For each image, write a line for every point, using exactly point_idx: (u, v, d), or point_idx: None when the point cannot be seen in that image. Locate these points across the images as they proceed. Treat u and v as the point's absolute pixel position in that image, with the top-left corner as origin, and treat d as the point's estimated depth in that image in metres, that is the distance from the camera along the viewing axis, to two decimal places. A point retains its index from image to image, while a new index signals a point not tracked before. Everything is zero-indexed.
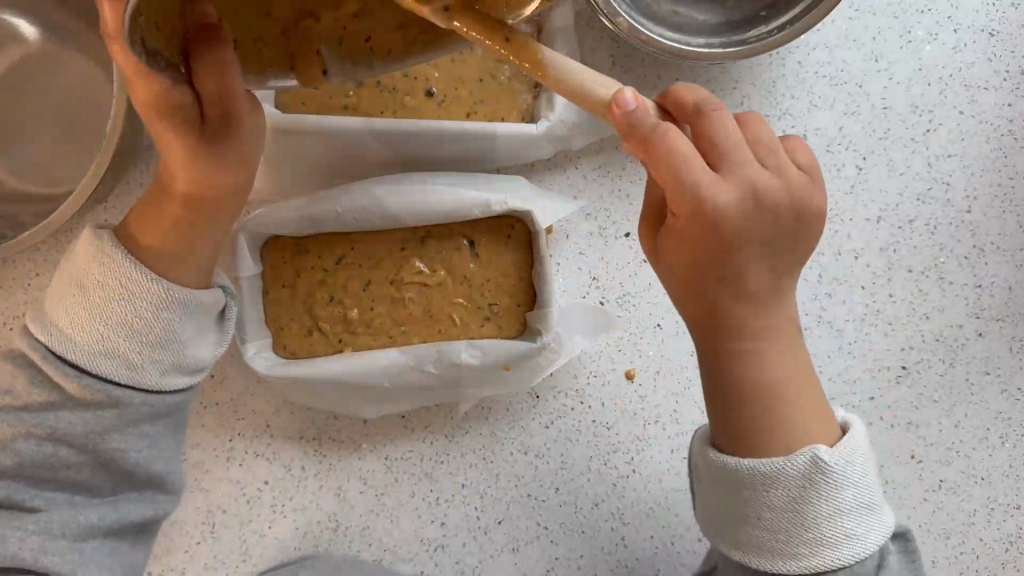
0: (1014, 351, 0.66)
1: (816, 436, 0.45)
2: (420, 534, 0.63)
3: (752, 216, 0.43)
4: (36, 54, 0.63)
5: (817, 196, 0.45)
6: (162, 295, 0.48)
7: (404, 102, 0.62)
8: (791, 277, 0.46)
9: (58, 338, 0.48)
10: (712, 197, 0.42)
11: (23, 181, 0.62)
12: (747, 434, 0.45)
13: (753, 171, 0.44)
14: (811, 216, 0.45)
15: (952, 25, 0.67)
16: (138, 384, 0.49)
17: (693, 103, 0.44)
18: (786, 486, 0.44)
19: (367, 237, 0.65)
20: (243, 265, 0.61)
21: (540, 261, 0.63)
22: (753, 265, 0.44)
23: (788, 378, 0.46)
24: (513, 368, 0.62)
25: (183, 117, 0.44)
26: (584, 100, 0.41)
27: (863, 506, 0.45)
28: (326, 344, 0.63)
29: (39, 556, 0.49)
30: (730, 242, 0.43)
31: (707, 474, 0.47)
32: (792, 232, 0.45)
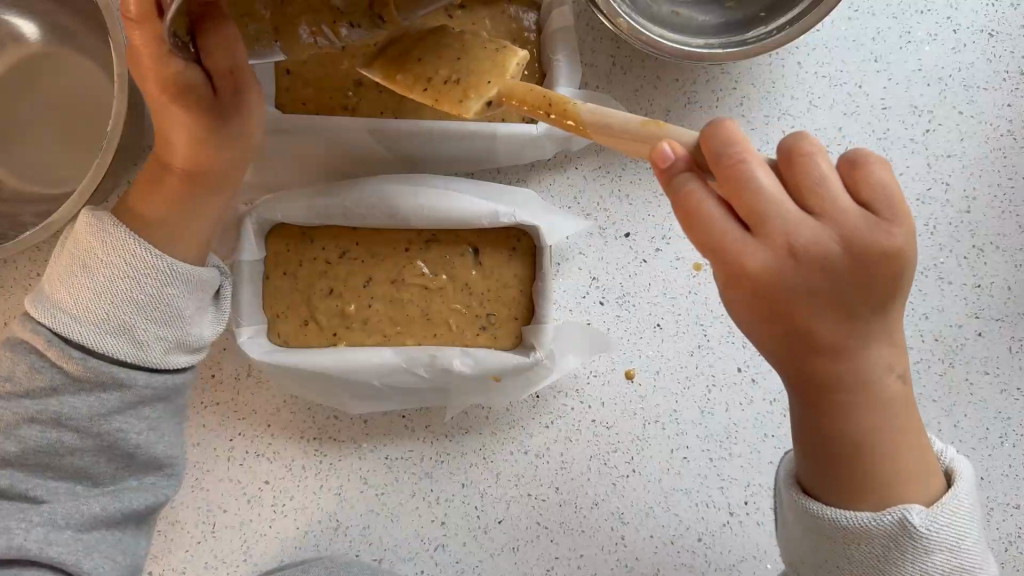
0: (1014, 351, 0.66)
1: (911, 491, 0.44)
2: (420, 534, 0.63)
3: (798, 275, 0.39)
4: (38, 55, 0.63)
5: (885, 231, 0.39)
6: (166, 270, 0.48)
7: (405, 102, 0.62)
8: (870, 321, 0.41)
9: (61, 318, 0.48)
10: (744, 262, 0.39)
11: (24, 182, 0.62)
12: (813, 485, 0.45)
13: (796, 225, 0.39)
14: (875, 258, 0.39)
15: (952, 25, 0.66)
16: (143, 362, 0.49)
17: (715, 153, 0.39)
18: (876, 541, 0.45)
19: (371, 236, 0.65)
20: (245, 249, 0.61)
21: (541, 275, 0.63)
22: (816, 324, 0.40)
23: (859, 435, 0.43)
24: (501, 379, 0.62)
25: (194, 97, 0.47)
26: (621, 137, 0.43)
27: (956, 567, 0.45)
28: (319, 336, 0.63)
29: (45, 547, 0.49)
30: (778, 306, 0.40)
31: (793, 512, 0.47)
32: (857, 278, 0.39)
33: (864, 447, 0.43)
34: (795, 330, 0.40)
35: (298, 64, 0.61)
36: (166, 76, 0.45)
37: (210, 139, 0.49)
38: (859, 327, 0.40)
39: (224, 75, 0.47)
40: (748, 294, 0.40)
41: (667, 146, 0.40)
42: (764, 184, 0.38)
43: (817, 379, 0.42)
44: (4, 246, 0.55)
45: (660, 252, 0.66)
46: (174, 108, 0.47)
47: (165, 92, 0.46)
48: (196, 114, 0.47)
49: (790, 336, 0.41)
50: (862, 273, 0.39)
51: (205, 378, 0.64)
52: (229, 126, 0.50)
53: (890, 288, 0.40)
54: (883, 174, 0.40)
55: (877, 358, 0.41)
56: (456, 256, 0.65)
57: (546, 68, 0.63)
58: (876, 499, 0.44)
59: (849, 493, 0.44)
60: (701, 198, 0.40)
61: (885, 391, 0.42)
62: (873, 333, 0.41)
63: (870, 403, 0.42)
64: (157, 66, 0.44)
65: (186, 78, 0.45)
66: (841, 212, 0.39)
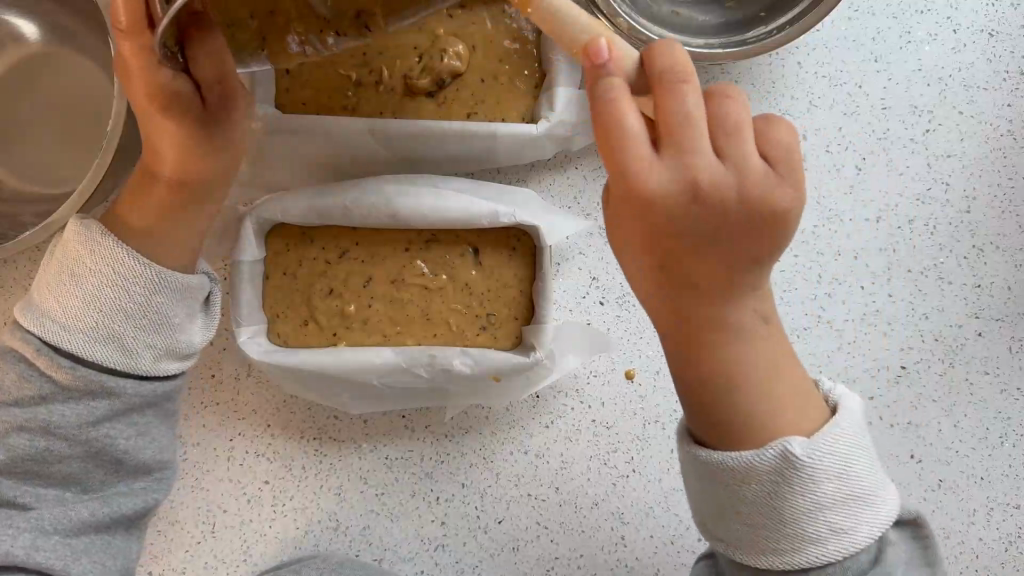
0: (1014, 351, 0.66)
1: (789, 427, 0.45)
2: (420, 534, 0.63)
3: (692, 208, 0.41)
4: (38, 55, 0.63)
5: (779, 194, 0.42)
6: (154, 278, 0.48)
7: (405, 103, 0.62)
8: (749, 273, 0.44)
9: (49, 327, 0.48)
10: (648, 182, 0.40)
11: (24, 182, 0.62)
12: (701, 425, 0.46)
13: (705, 158, 0.40)
14: (765, 214, 0.42)
15: (952, 25, 0.66)
16: (132, 370, 0.49)
17: (659, 71, 0.40)
18: (762, 479, 0.45)
19: (370, 235, 0.65)
20: (246, 249, 0.61)
21: (541, 275, 0.63)
22: (696, 258, 0.43)
23: (741, 364, 0.45)
24: (502, 379, 0.62)
25: (183, 105, 0.47)
26: (561, 33, 0.40)
27: (848, 497, 0.45)
28: (319, 336, 0.63)
29: (32, 552, 0.49)
30: (668, 230, 0.42)
31: (686, 464, 0.48)
32: (744, 227, 0.42)
33: (743, 381, 0.45)
34: (681, 260, 0.43)
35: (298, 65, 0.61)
36: (155, 86, 0.45)
37: (199, 146, 0.49)
38: (740, 270, 0.43)
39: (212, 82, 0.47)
40: (645, 213, 0.41)
41: (604, 43, 0.39)
42: (692, 112, 0.39)
43: (696, 307, 0.44)
44: (4, 247, 0.56)
45: None
46: (164, 117, 0.46)
47: (153, 102, 0.45)
48: (184, 122, 0.47)
49: (672, 261, 0.43)
50: (749, 225, 0.42)
51: (202, 380, 0.64)
52: (217, 133, 0.50)
53: (774, 243, 0.43)
54: (790, 142, 0.43)
55: (752, 302, 0.45)
56: (455, 256, 0.65)
57: (546, 68, 0.63)
58: (759, 438, 0.45)
59: (724, 431, 0.46)
60: (628, 108, 0.39)
61: (760, 339, 0.45)
62: (751, 278, 0.44)
63: (746, 341, 0.45)
64: (148, 76, 0.44)
65: (176, 87, 0.45)
66: (746, 157, 0.41)
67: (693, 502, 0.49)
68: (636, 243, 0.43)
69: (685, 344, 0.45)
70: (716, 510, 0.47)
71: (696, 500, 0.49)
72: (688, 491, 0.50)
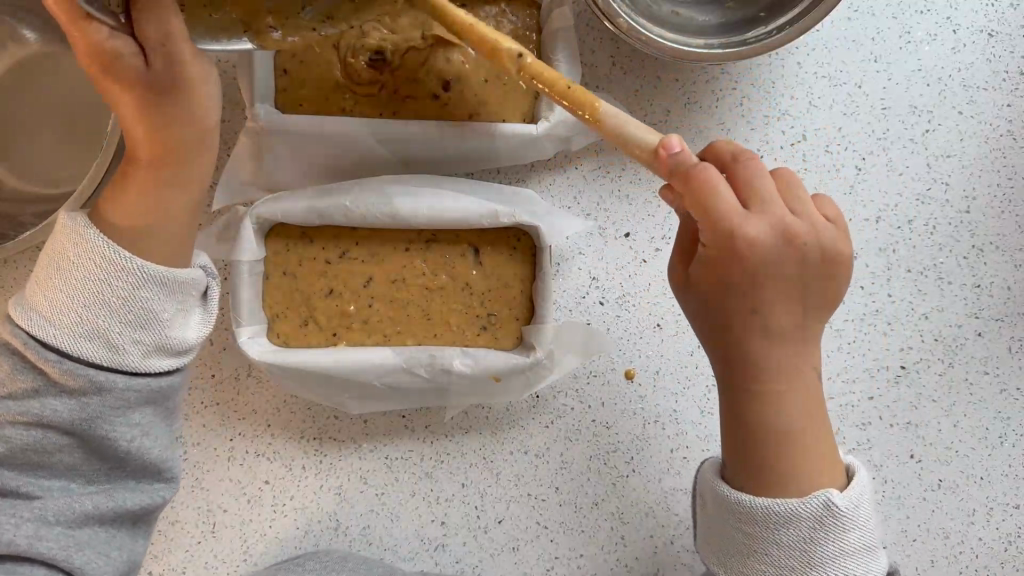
0: (1014, 351, 0.66)
1: (822, 480, 0.49)
2: (420, 534, 0.63)
3: (782, 254, 0.47)
4: (37, 53, 0.63)
5: (845, 245, 0.49)
6: (137, 272, 0.47)
7: (405, 103, 0.62)
8: (815, 327, 0.49)
9: (37, 321, 0.48)
10: (743, 231, 0.46)
11: (23, 182, 0.62)
12: (750, 475, 0.50)
13: (786, 216, 0.47)
14: (836, 264, 0.48)
15: (951, 25, 0.66)
16: (121, 366, 0.49)
17: (731, 154, 0.49)
18: (798, 524, 0.49)
19: (373, 235, 0.64)
20: (243, 249, 0.61)
21: (541, 275, 0.63)
22: (780, 307, 0.48)
23: (805, 413, 0.49)
24: (502, 378, 0.62)
25: (128, 69, 0.44)
26: (630, 145, 0.45)
27: (865, 547, 0.49)
28: (320, 336, 0.63)
29: (34, 542, 0.49)
30: (754, 279, 0.47)
31: (719, 506, 0.51)
32: (819, 277, 0.48)
33: (803, 420, 0.49)
34: (768, 311, 0.48)
35: (297, 65, 0.61)
36: (95, 47, 0.43)
37: (157, 115, 0.47)
38: (808, 314, 0.49)
39: (156, 41, 0.44)
40: (738, 260, 0.47)
41: (674, 139, 0.45)
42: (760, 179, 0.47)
43: (775, 356, 0.48)
44: (3, 246, 0.56)
45: (659, 253, 0.66)
46: (111, 84, 0.45)
47: (96, 64, 0.43)
48: (136, 87, 0.45)
49: (759, 306, 0.48)
50: (821, 275, 0.48)
51: (203, 378, 0.64)
52: (175, 103, 0.47)
53: (838, 291, 0.49)
54: (839, 210, 0.50)
55: (816, 353, 0.50)
56: (455, 256, 0.65)
57: None
58: (799, 487, 0.49)
59: (781, 469, 0.49)
60: (716, 176, 0.46)
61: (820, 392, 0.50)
62: (817, 330, 0.49)
63: (811, 381, 0.50)
64: (80, 30, 0.42)
65: (114, 47, 0.43)
66: (816, 219, 0.48)
67: (712, 540, 0.53)
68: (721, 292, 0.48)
69: (762, 384, 0.49)
70: (742, 549, 0.51)
71: (718, 538, 0.52)
72: (707, 532, 0.53)
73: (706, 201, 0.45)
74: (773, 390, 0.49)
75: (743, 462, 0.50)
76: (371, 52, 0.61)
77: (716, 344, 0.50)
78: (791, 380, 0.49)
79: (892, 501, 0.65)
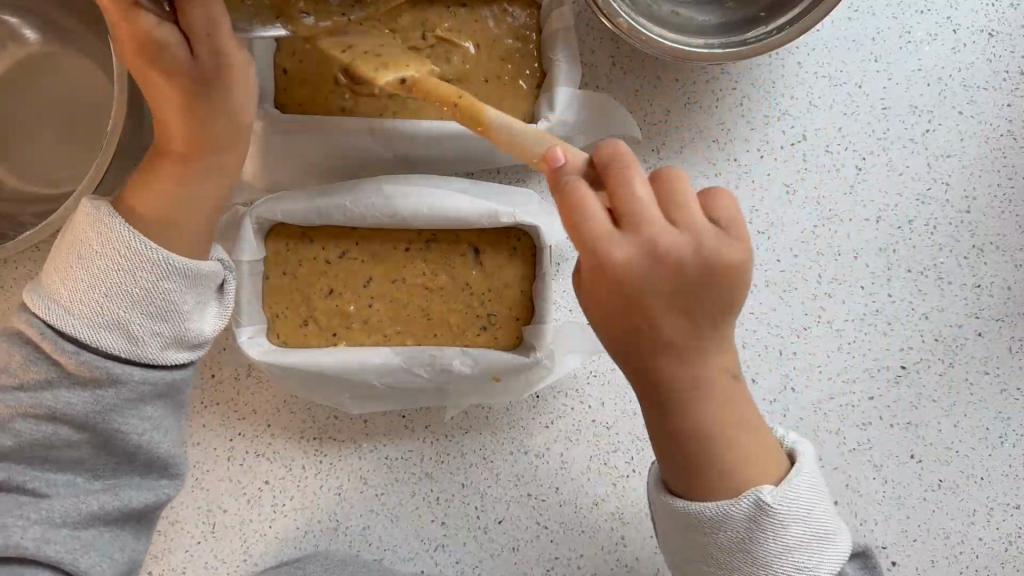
0: (1014, 351, 0.66)
1: (754, 478, 0.51)
2: (420, 534, 0.63)
3: (656, 271, 0.46)
4: (37, 53, 0.63)
5: (732, 250, 0.47)
6: (160, 263, 0.47)
7: (405, 104, 0.62)
8: (712, 334, 0.48)
9: (55, 311, 0.48)
10: (614, 254, 0.46)
11: (23, 182, 0.62)
12: (677, 482, 0.52)
13: (661, 231, 0.46)
14: (721, 273, 0.47)
15: (951, 25, 0.66)
16: (139, 358, 0.49)
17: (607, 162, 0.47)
18: (736, 525, 0.51)
19: (372, 235, 0.64)
20: (244, 248, 0.61)
21: (541, 275, 0.63)
22: (666, 323, 0.47)
23: (714, 421, 0.49)
24: (501, 378, 0.62)
25: (172, 60, 0.45)
26: (523, 151, 0.49)
27: (811, 536, 0.51)
28: (320, 336, 0.63)
29: (42, 545, 0.49)
30: (635, 297, 0.47)
31: (662, 511, 0.53)
32: (704, 288, 0.47)
33: (710, 430, 0.49)
34: (655, 328, 0.48)
35: (297, 66, 0.61)
36: (141, 35, 0.44)
37: (197, 107, 0.48)
38: (700, 325, 0.48)
39: (203, 33, 0.46)
40: (614, 281, 0.47)
41: (557, 151, 0.47)
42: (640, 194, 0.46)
43: (673, 370, 0.48)
44: (3, 246, 0.56)
45: None
46: (153, 73, 0.46)
47: (140, 52, 0.45)
48: (179, 77, 0.46)
49: (644, 324, 0.48)
50: (707, 285, 0.47)
51: (205, 376, 0.64)
52: (214, 98, 0.48)
53: (733, 297, 0.48)
54: (734, 209, 0.49)
55: (719, 359, 0.49)
56: (455, 256, 0.65)
57: (546, 69, 0.63)
58: (729, 489, 0.51)
59: (703, 476, 0.50)
60: (585, 197, 0.46)
61: (729, 399, 0.50)
62: (715, 337, 0.49)
63: (716, 389, 0.49)
64: (128, 19, 0.43)
65: (161, 36, 0.44)
66: (698, 228, 0.47)
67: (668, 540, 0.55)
68: (607, 314, 0.48)
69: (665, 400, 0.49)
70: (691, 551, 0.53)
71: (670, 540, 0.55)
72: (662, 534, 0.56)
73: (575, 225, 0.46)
74: (668, 403, 0.49)
75: (671, 471, 0.51)
76: None
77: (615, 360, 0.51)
78: (693, 393, 0.49)
79: (892, 501, 0.65)
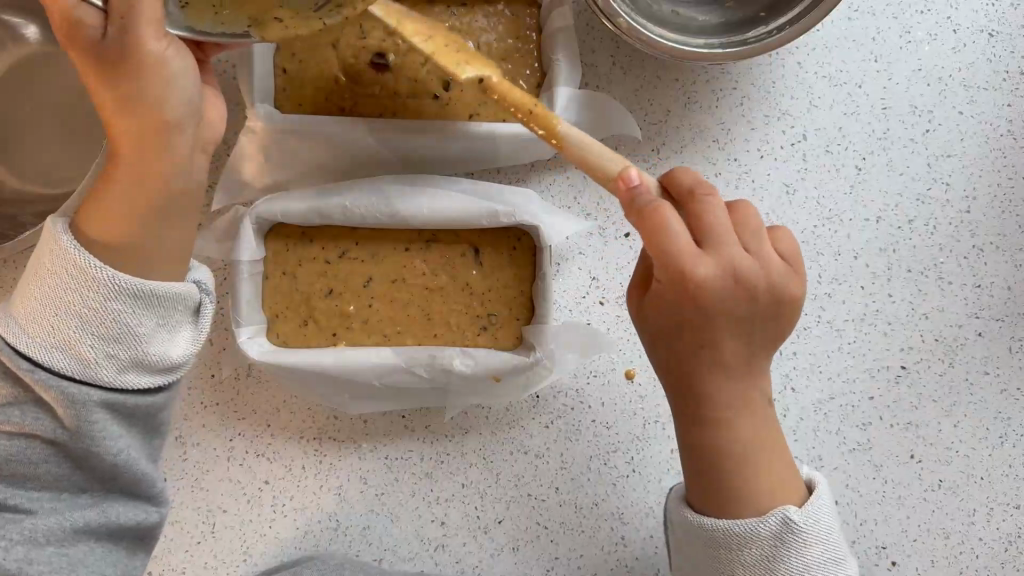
0: (1014, 351, 0.66)
1: (783, 497, 0.51)
2: (420, 534, 0.63)
3: (732, 291, 0.48)
4: (37, 54, 0.63)
5: (796, 284, 0.50)
6: (110, 285, 0.46)
7: (405, 103, 0.62)
8: (766, 359, 0.51)
9: (14, 327, 0.47)
10: (694, 270, 0.47)
11: (23, 182, 0.62)
12: (706, 500, 0.52)
13: (740, 255, 0.48)
14: (786, 302, 0.49)
15: (952, 25, 0.66)
16: (96, 380, 0.48)
17: (688, 186, 0.49)
18: (760, 543, 0.50)
19: (373, 235, 0.64)
20: (243, 249, 0.61)
21: (541, 275, 0.63)
22: (730, 341, 0.49)
23: (757, 441, 0.51)
24: (501, 378, 0.62)
25: (90, 42, 0.43)
26: (596, 171, 0.47)
27: (832, 559, 0.51)
28: (320, 336, 0.63)
29: (26, 565, 0.49)
30: (707, 315, 0.48)
31: (685, 530, 0.53)
32: (769, 313, 0.49)
33: (753, 448, 0.51)
34: (720, 345, 0.49)
35: (297, 66, 0.61)
36: (61, 15, 0.42)
37: (118, 95, 0.44)
38: (757, 349, 0.50)
39: (121, 15, 0.43)
40: (688, 296, 0.48)
41: (634, 173, 0.47)
42: (720, 219, 0.48)
43: (729, 387, 0.50)
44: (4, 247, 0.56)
45: None
46: (80, 61, 0.44)
47: (64, 37, 0.43)
48: (92, 59, 0.43)
49: (706, 340, 0.49)
50: (773, 312, 0.49)
51: (205, 376, 0.64)
52: (138, 90, 0.45)
53: (788, 327, 0.51)
54: (794, 246, 0.52)
55: (765, 384, 0.51)
56: (455, 256, 0.65)
57: (546, 69, 0.63)
58: (756, 507, 0.50)
59: (736, 494, 0.51)
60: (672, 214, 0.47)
61: (772, 423, 0.52)
62: (768, 361, 0.51)
63: (761, 412, 0.51)
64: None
65: (77, 15, 0.42)
66: (770, 258, 0.49)
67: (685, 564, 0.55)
68: (671, 326, 0.49)
69: (713, 416, 0.50)
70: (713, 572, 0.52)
71: (691, 564, 0.54)
72: (681, 557, 0.55)
73: (658, 239, 0.47)
74: (718, 419, 0.50)
75: (704, 488, 0.51)
76: (373, 53, 0.62)
77: (668, 375, 0.51)
78: (743, 411, 0.50)
79: (892, 501, 0.65)
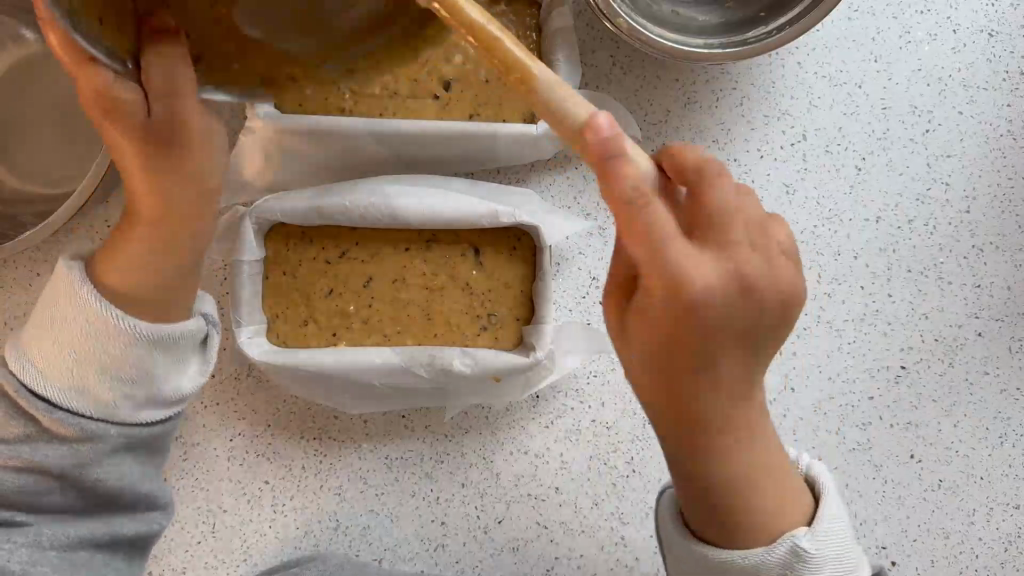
0: (1014, 351, 0.66)
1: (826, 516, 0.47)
2: (420, 534, 0.63)
3: None
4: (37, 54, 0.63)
5: None
6: (130, 336, 0.45)
7: (405, 104, 0.62)
8: None
9: (27, 368, 0.46)
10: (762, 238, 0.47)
11: (24, 182, 0.62)
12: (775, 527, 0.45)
13: None
14: None
15: (951, 26, 0.66)
16: (113, 417, 0.47)
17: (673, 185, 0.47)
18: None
19: (373, 235, 0.64)
20: (244, 248, 0.61)
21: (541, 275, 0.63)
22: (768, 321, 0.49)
23: None
24: (502, 378, 0.62)
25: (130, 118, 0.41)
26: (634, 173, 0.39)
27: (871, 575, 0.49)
28: (319, 337, 0.63)
29: (27, 569, 0.46)
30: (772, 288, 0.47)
31: None
32: None
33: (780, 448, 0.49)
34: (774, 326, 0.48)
35: None
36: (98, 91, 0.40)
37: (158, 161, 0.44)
38: None
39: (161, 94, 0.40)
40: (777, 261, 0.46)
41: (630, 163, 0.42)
42: None
43: None
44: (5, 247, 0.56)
45: None
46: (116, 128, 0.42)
47: (98, 107, 0.41)
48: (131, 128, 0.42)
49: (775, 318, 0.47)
50: None
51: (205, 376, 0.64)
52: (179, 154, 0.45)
53: None
54: None
55: None
56: (455, 256, 0.65)
57: None
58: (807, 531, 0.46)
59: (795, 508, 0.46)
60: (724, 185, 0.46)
61: None
62: None
63: None
64: (84, 73, 0.39)
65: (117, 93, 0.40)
66: None
67: None
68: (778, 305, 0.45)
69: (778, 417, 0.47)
70: None
71: None
72: None
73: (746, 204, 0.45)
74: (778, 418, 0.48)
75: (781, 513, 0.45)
76: None
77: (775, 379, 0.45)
78: None
79: (892, 501, 0.65)
